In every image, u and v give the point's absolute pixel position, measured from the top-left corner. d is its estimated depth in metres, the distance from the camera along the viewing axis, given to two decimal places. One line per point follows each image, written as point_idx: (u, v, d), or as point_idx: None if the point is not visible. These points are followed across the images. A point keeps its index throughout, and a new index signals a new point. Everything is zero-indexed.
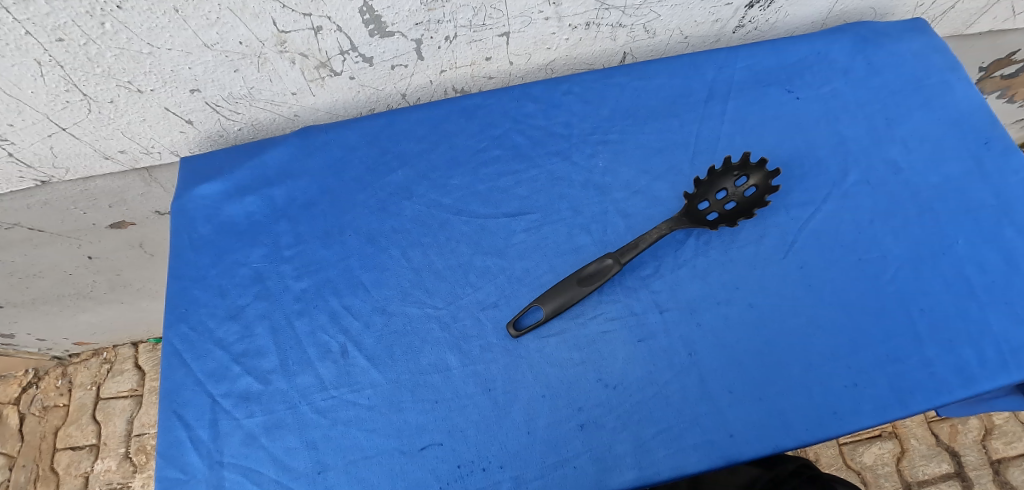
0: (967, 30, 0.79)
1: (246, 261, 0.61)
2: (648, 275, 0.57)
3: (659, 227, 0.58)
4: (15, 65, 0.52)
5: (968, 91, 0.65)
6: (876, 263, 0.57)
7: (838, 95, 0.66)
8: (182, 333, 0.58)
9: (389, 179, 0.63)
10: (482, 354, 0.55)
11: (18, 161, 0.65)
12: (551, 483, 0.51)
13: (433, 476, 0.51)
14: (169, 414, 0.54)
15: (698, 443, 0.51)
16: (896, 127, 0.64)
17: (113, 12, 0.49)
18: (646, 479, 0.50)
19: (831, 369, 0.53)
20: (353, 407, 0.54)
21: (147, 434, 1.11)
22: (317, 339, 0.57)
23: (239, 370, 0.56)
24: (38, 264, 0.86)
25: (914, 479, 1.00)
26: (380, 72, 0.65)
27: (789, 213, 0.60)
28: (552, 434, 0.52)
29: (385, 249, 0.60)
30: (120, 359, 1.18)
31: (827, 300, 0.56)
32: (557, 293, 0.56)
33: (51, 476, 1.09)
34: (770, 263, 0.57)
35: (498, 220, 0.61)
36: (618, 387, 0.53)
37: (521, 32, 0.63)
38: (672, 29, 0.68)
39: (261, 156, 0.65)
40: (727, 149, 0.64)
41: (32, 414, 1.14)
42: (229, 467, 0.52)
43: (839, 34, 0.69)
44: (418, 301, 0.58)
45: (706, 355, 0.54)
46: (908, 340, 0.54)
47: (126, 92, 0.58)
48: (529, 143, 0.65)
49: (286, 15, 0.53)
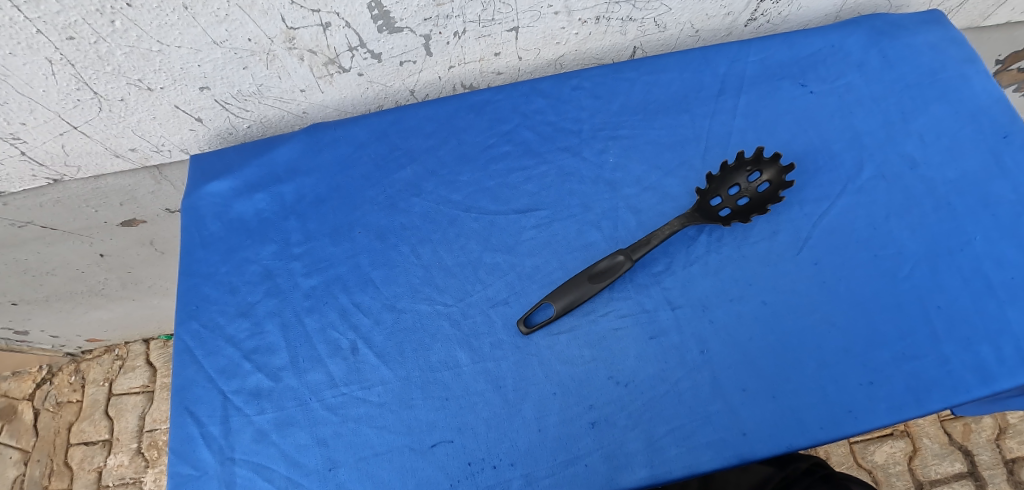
0: (983, 22, 0.78)
1: (256, 258, 0.61)
2: (659, 272, 0.57)
3: (671, 223, 0.57)
4: (26, 64, 0.52)
5: (986, 83, 0.63)
6: (892, 259, 0.56)
7: (852, 88, 0.65)
8: (193, 330, 0.58)
9: (398, 176, 0.63)
10: (492, 351, 0.55)
11: (31, 160, 0.65)
12: (561, 481, 0.50)
13: (444, 473, 0.51)
14: (182, 411, 0.55)
15: (710, 441, 0.51)
16: (912, 121, 0.63)
17: (123, 10, 0.49)
18: (657, 478, 0.50)
19: (846, 367, 0.52)
20: (363, 404, 0.54)
21: (159, 430, 1.12)
22: (327, 336, 0.57)
23: (249, 366, 0.56)
24: (51, 262, 0.87)
25: (926, 479, 0.99)
26: (388, 68, 0.64)
27: (803, 208, 0.59)
28: (563, 431, 0.52)
29: (394, 246, 0.60)
30: (132, 356, 1.19)
31: (842, 297, 0.55)
32: (568, 290, 0.55)
33: (65, 471, 1.11)
34: (783, 260, 0.56)
35: (508, 216, 0.60)
36: (629, 385, 0.53)
37: (530, 27, 0.63)
38: (683, 22, 0.67)
39: (270, 153, 0.65)
40: (740, 144, 0.63)
41: (46, 410, 1.15)
42: (240, 463, 0.53)
43: (854, 26, 0.68)
44: (428, 297, 0.57)
45: (718, 352, 0.53)
46: (924, 337, 0.53)
47: (136, 90, 0.59)
48: (539, 139, 0.64)
49: (295, 12, 0.53)
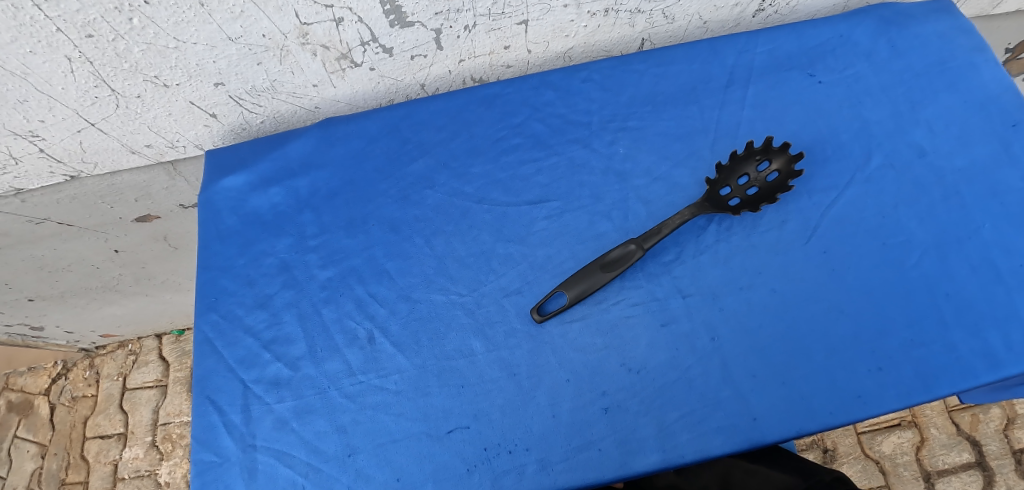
0: (993, 10, 0.78)
1: (272, 251, 0.62)
2: (670, 261, 0.58)
3: (681, 213, 0.58)
4: (47, 62, 0.53)
5: (995, 72, 0.64)
6: (901, 248, 0.57)
7: (861, 78, 0.65)
8: (212, 321, 0.59)
9: (410, 169, 0.64)
10: (506, 339, 0.56)
11: (50, 157, 0.67)
12: (575, 466, 0.51)
13: (460, 459, 0.52)
14: (203, 400, 0.56)
15: (721, 426, 0.52)
16: (921, 111, 0.63)
17: (141, 8, 0.50)
18: (669, 462, 0.51)
19: (856, 353, 0.53)
20: (380, 392, 0.55)
21: (173, 423, 1.14)
22: (344, 325, 0.58)
23: (268, 356, 0.57)
24: (66, 258, 0.88)
25: (934, 469, 1.00)
26: (399, 63, 0.65)
27: (812, 198, 0.59)
28: (576, 418, 0.53)
29: (408, 237, 0.61)
30: (144, 351, 1.21)
31: (851, 285, 0.55)
32: (579, 279, 0.56)
33: (82, 464, 1.13)
34: (793, 249, 0.57)
35: (520, 208, 0.61)
36: (641, 372, 0.54)
37: (540, 20, 0.64)
38: (692, 14, 0.68)
39: (284, 147, 0.66)
40: (748, 134, 0.63)
41: (62, 405, 1.18)
42: (262, 450, 0.54)
43: (862, 16, 0.68)
44: (442, 288, 0.58)
45: (729, 340, 0.54)
46: (933, 324, 0.53)
47: (153, 87, 0.60)
48: (549, 131, 0.65)
49: (308, 7, 0.54)
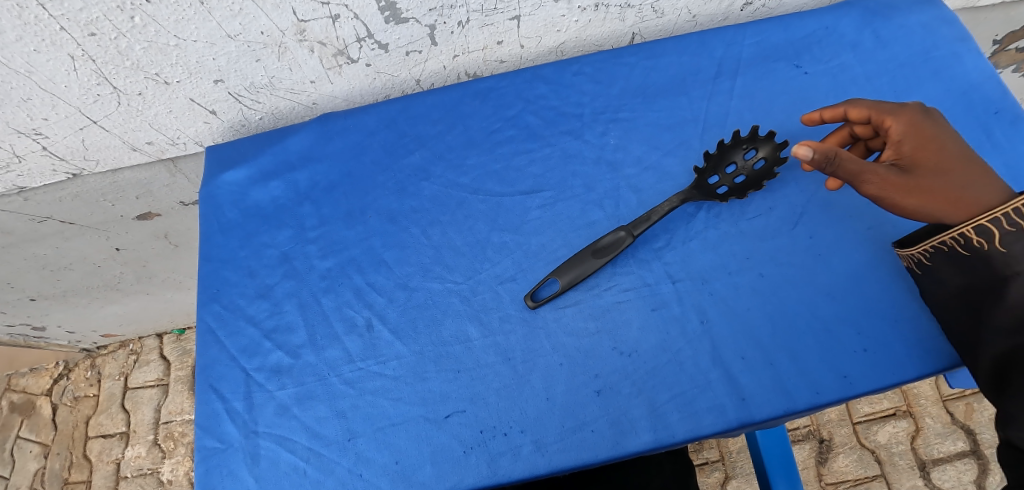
0: (979, 2, 0.79)
1: (272, 243, 0.63)
2: (660, 247, 0.59)
3: (670, 199, 0.60)
4: (50, 60, 0.55)
5: (978, 61, 0.65)
6: (886, 232, 0.58)
7: (847, 68, 0.67)
8: (215, 311, 0.61)
9: (406, 161, 0.66)
10: (501, 325, 0.57)
11: (52, 154, 0.68)
12: (569, 446, 0.53)
13: (457, 441, 0.54)
14: (207, 388, 0.58)
15: (711, 406, 0.53)
16: (905, 99, 0.64)
17: (142, 6, 0.52)
18: (661, 442, 0.52)
19: (842, 334, 0.54)
20: (379, 378, 0.56)
21: (175, 421, 1.15)
22: (343, 314, 0.59)
23: (269, 345, 0.59)
24: (68, 256, 0.89)
25: (929, 457, 1.02)
26: (395, 58, 0.67)
27: (798, 184, 0.61)
28: (570, 400, 0.54)
29: (405, 228, 0.62)
30: (145, 350, 1.22)
31: (837, 268, 0.57)
32: (572, 265, 0.58)
33: (84, 463, 1.14)
34: (780, 234, 0.59)
35: (514, 198, 0.63)
36: (633, 355, 0.55)
37: (532, 15, 0.65)
38: (681, 8, 0.69)
39: (283, 142, 0.67)
40: (736, 124, 0.65)
41: (64, 405, 1.19)
42: (263, 435, 0.55)
43: (847, 9, 0.70)
44: (438, 276, 0.60)
45: (718, 322, 0.56)
46: (917, 305, 0.55)
47: (154, 84, 0.61)
48: (542, 124, 0.66)
49: (305, 4, 0.55)
